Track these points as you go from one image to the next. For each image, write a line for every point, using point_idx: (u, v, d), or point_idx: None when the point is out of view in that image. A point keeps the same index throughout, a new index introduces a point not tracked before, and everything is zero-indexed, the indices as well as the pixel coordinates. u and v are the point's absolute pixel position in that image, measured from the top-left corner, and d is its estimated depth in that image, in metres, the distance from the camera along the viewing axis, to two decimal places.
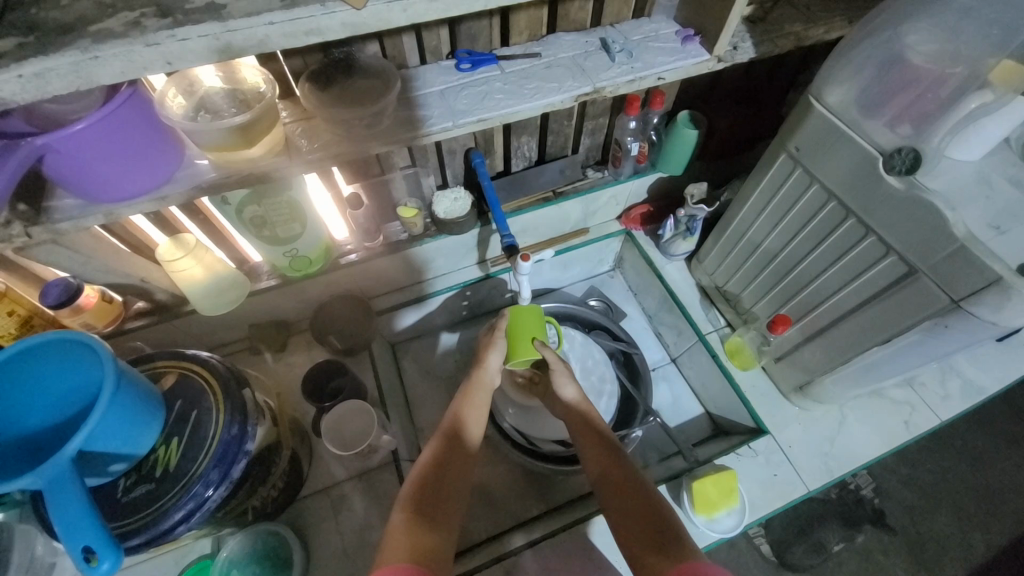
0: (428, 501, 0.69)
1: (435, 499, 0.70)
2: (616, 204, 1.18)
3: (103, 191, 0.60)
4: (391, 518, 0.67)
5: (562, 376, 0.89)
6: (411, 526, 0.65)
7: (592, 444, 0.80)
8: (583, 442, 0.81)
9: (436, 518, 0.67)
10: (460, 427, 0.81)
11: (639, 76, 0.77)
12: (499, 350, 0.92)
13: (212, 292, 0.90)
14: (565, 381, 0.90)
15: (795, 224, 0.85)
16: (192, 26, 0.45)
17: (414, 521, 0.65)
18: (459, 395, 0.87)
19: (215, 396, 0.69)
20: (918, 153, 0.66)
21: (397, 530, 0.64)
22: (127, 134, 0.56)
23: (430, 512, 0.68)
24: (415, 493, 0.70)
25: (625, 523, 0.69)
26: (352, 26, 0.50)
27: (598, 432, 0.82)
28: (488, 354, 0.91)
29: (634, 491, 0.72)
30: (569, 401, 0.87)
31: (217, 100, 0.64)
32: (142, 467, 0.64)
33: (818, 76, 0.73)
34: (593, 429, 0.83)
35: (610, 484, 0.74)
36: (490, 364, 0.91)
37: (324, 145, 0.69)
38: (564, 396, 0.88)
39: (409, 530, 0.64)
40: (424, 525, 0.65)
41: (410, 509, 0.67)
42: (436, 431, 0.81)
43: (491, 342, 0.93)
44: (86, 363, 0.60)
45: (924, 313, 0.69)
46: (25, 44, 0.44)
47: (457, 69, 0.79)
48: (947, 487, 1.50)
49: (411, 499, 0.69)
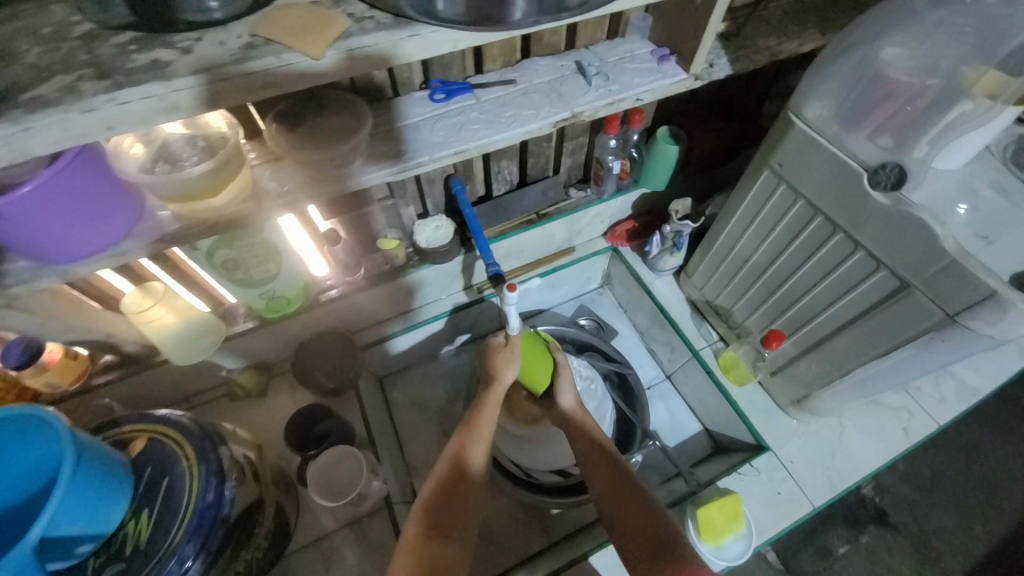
0: (439, 516, 0.69)
1: (445, 519, 0.68)
2: (601, 221, 1.17)
3: (55, 253, 0.56)
4: (407, 531, 0.67)
5: (563, 382, 0.90)
6: (422, 541, 0.65)
7: (598, 461, 0.77)
8: (590, 460, 0.78)
9: (448, 532, 0.67)
10: (464, 457, 0.77)
11: (617, 99, 0.76)
12: (515, 365, 0.88)
13: (188, 337, 0.86)
14: (569, 387, 0.91)
15: (783, 240, 0.84)
16: (133, 88, 0.43)
17: (426, 536, 0.65)
18: (463, 427, 0.82)
19: (189, 460, 0.65)
20: (904, 167, 0.66)
21: (408, 546, 0.64)
22: (80, 193, 0.52)
23: (442, 524, 0.68)
24: (426, 507, 0.70)
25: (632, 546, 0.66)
26: (311, 75, 0.48)
27: (604, 451, 0.79)
28: (504, 368, 0.87)
29: (639, 508, 0.69)
30: (568, 409, 0.87)
31: (177, 147, 0.60)
32: (110, 546, 0.60)
33: (797, 91, 0.72)
34: (596, 446, 0.80)
35: (616, 503, 0.71)
36: (505, 380, 0.87)
37: (293, 187, 0.65)
38: (563, 404, 0.89)
39: (421, 544, 0.64)
40: (439, 540, 0.65)
41: (422, 523, 0.68)
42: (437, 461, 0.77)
43: (506, 355, 0.88)
44: (44, 439, 0.56)
45: (919, 327, 0.68)
46: None
47: (431, 100, 0.76)
48: (944, 480, 1.50)
49: (424, 513, 0.69)
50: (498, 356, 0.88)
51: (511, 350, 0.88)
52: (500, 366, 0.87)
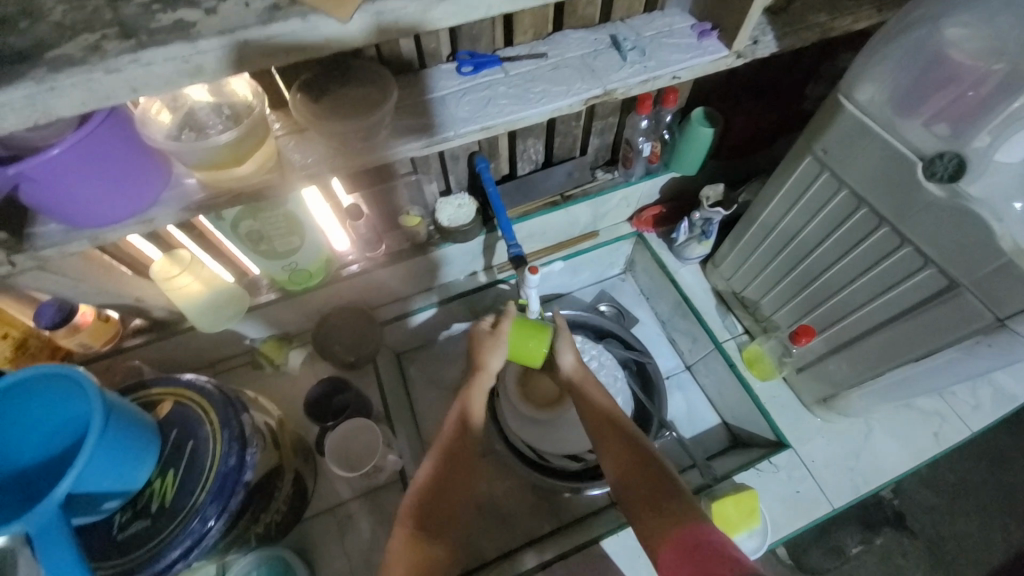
0: (430, 514, 0.71)
1: (436, 517, 0.72)
2: (627, 206, 1.13)
3: (86, 217, 0.57)
4: (396, 531, 0.69)
5: (564, 342, 0.90)
6: (414, 542, 0.67)
7: (607, 432, 0.79)
8: (599, 432, 0.80)
9: (437, 530, 0.70)
10: (466, 427, 0.82)
11: (653, 76, 0.72)
12: (501, 351, 0.88)
13: (214, 306, 0.87)
14: (568, 347, 0.90)
15: (820, 231, 0.80)
16: (157, 48, 0.42)
17: (415, 538, 0.68)
18: (463, 392, 0.86)
19: (213, 425, 0.66)
20: (964, 158, 0.59)
21: (397, 550, 0.66)
22: (106, 157, 0.53)
23: (432, 523, 0.71)
24: (415, 507, 0.72)
25: (631, 495, 0.70)
26: (337, 40, 0.47)
27: (613, 422, 0.80)
28: (487, 356, 0.87)
29: (647, 474, 0.71)
30: (568, 369, 0.89)
31: (203, 115, 0.60)
32: (138, 502, 0.62)
33: (849, 72, 0.68)
34: (594, 408, 0.83)
35: (622, 467, 0.74)
36: (490, 369, 0.87)
37: (318, 159, 0.65)
38: (564, 364, 0.89)
39: (410, 546, 0.66)
40: (428, 541, 0.68)
41: (411, 524, 0.69)
42: (435, 437, 0.81)
43: (490, 342, 0.88)
44: (75, 398, 0.58)
45: (964, 329, 0.65)
46: None
47: (459, 72, 0.74)
48: (968, 486, 1.45)
49: (410, 513, 0.71)
50: (481, 343, 0.89)
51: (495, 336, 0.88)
52: (485, 355, 0.87)
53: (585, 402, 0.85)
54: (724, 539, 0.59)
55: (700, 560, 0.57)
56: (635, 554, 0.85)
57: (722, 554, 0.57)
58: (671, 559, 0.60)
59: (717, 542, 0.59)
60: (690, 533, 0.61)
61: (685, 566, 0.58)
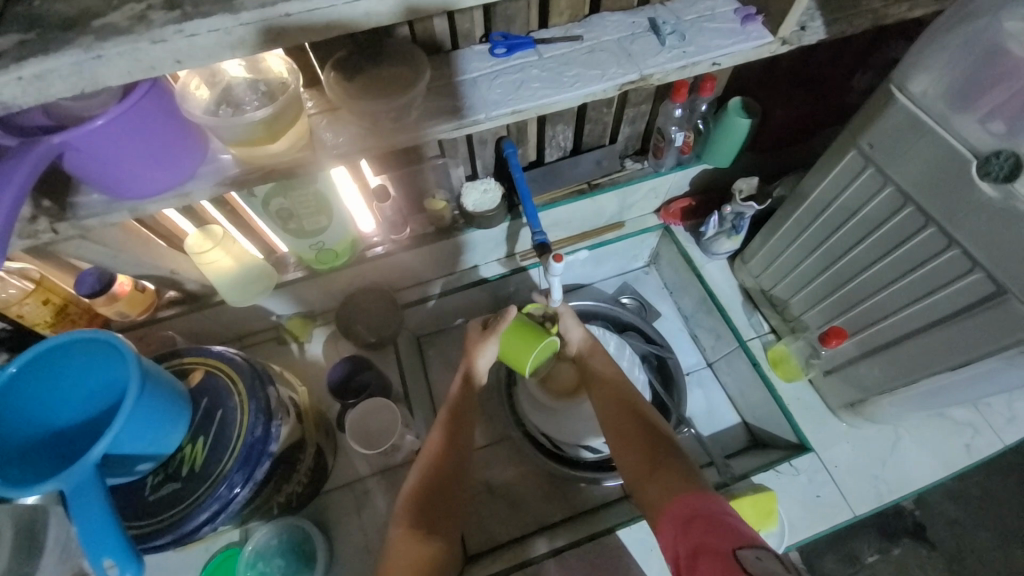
0: (428, 508, 0.71)
1: (435, 510, 0.71)
2: (655, 197, 1.11)
3: (127, 188, 0.58)
4: (392, 532, 0.69)
5: (569, 317, 0.91)
6: (409, 541, 0.67)
7: (611, 408, 0.78)
8: (603, 407, 0.79)
9: (436, 525, 0.70)
10: (467, 404, 0.82)
11: (692, 62, 0.69)
12: (495, 347, 0.85)
13: (245, 281, 0.90)
14: (574, 322, 0.91)
15: (860, 230, 0.76)
16: (201, 20, 0.42)
17: (410, 535, 0.67)
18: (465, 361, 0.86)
19: (240, 397, 0.68)
20: (1021, 157, 0.55)
21: (394, 549, 0.66)
22: (145, 130, 0.54)
23: (429, 517, 0.70)
24: (411, 504, 0.71)
25: (634, 466, 0.70)
26: (376, 16, 0.46)
27: (619, 395, 0.79)
28: (477, 354, 0.84)
29: (650, 445, 0.71)
30: (575, 341, 0.91)
31: (240, 91, 0.61)
32: (169, 466, 0.65)
33: (903, 61, 0.64)
34: (600, 382, 0.82)
35: (625, 442, 0.73)
36: (479, 366, 0.85)
37: (348, 139, 0.65)
38: (570, 338, 0.91)
39: (408, 542, 0.66)
40: (425, 536, 0.68)
41: (408, 520, 0.69)
42: (440, 410, 0.81)
43: (481, 339, 0.86)
44: (113, 363, 0.60)
45: (1010, 338, 0.62)
46: (27, 42, 0.42)
47: (492, 54, 0.73)
48: (997, 501, 1.40)
49: (410, 509, 0.71)
50: (472, 342, 0.86)
51: (488, 336, 0.85)
52: (476, 354, 0.85)
53: (594, 376, 0.84)
54: (726, 512, 0.58)
55: (698, 532, 0.57)
56: (648, 548, 0.85)
57: (722, 527, 0.56)
58: (670, 527, 0.60)
59: (717, 514, 0.58)
60: (688, 502, 0.60)
61: (683, 537, 0.58)
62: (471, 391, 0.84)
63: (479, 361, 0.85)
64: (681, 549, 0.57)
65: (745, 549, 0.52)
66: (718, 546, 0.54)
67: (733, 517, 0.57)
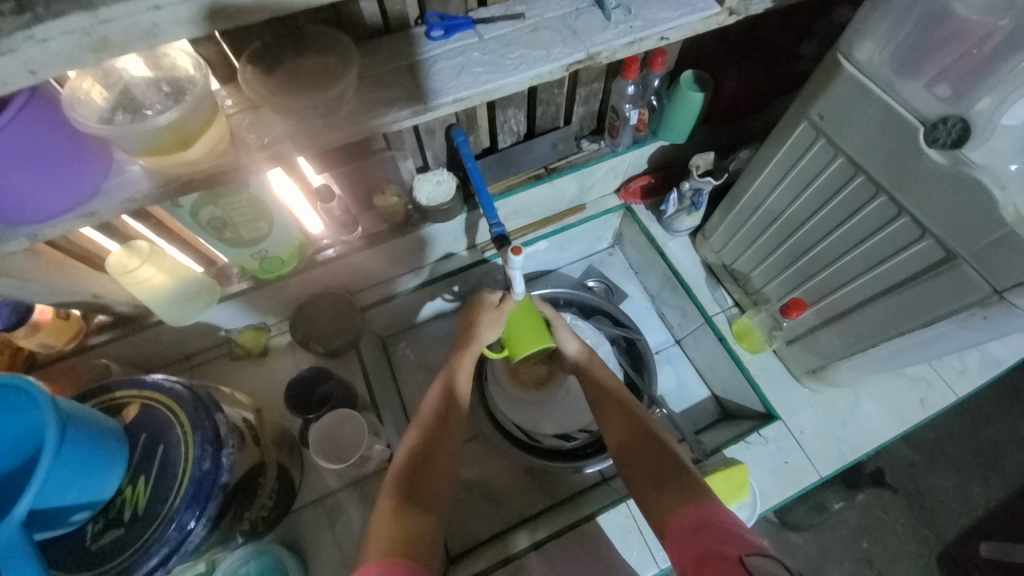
0: (413, 486, 0.69)
1: (420, 490, 0.69)
2: (614, 176, 1.08)
3: (16, 214, 0.51)
4: (379, 503, 0.67)
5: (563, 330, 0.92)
6: (400, 510, 0.65)
7: (614, 416, 0.79)
8: (605, 418, 0.80)
9: (421, 500, 0.68)
10: (455, 398, 0.82)
11: (639, 37, 0.66)
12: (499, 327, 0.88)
13: (182, 299, 0.81)
14: (567, 335, 0.92)
15: (814, 202, 0.77)
16: (53, 21, 0.37)
17: (401, 506, 0.66)
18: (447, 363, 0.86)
19: (184, 428, 0.63)
20: (969, 121, 0.56)
21: (384, 518, 0.64)
22: (32, 148, 0.47)
23: (417, 495, 0.68)
24: (399, 479, 0.70)
25: (639, 477, 0.70)
26: (266, 2, 0.42)
27: (621, 402, 0.80)
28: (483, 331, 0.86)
29: (653, 456, 0.71)
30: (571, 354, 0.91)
31: (140, 92, 0.54)
32: (109, 512, 0.59)
33: (850, 28, 0.63)
34: (605, 392, 0.83)
35: (630, 453, 0.73)
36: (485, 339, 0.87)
37: (276, 139, 0.59)
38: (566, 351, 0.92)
39: (393, 516, 0.64)
40: (412, 508, 0.66)
41: (397, 492, 0.68)
42: (412, 423, 0.78)
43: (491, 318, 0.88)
44: (27, 408, 0.54)
45: (960, 302, 0.63)
46: None
47: (429, 37, 0.68)
48: (949, 444, 1.49)
49: (397, 482, 0.70)
50: (485, 318, 0.88)
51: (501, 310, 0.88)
52: (483, 326, 0.87)
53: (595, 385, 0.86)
54: (732, 521, 0.58)
55: (704, 540, 0.56)
56: (628, 532, 0.85)
57: (727, 535, 0.56)
58: (678, 536, 0.59)
59: (723, 523, 0.57)
60: (694, 512, 0.60)
61: (690, 546, 0.57)
62: (453, 404, 0.81)
63: (460, 373, 0.85)
64: (687, 558, 0.56)
65: (752, 556, 0.52)
66: (724, 552, 0.53)
67: (735, 524, 0.57)
